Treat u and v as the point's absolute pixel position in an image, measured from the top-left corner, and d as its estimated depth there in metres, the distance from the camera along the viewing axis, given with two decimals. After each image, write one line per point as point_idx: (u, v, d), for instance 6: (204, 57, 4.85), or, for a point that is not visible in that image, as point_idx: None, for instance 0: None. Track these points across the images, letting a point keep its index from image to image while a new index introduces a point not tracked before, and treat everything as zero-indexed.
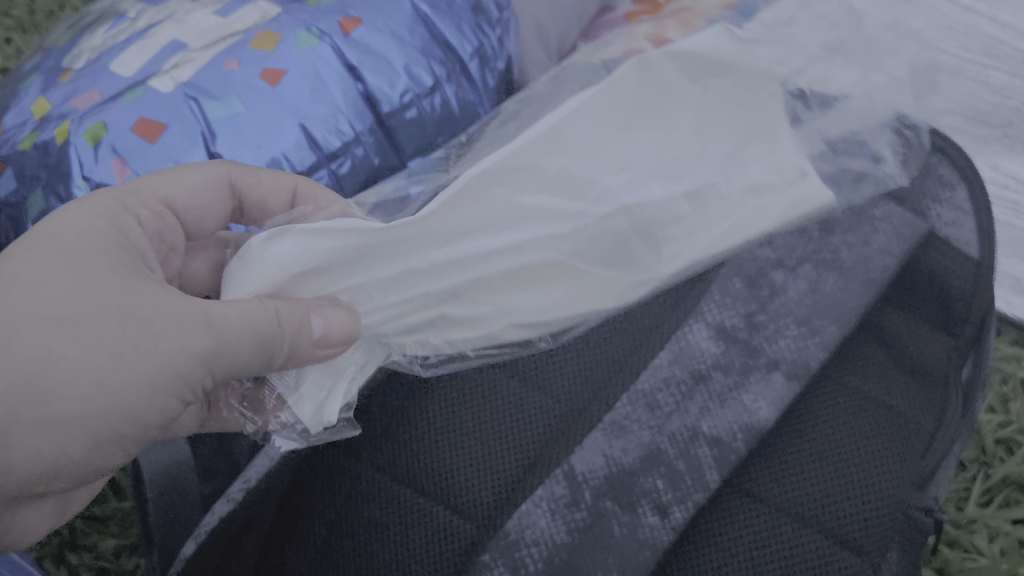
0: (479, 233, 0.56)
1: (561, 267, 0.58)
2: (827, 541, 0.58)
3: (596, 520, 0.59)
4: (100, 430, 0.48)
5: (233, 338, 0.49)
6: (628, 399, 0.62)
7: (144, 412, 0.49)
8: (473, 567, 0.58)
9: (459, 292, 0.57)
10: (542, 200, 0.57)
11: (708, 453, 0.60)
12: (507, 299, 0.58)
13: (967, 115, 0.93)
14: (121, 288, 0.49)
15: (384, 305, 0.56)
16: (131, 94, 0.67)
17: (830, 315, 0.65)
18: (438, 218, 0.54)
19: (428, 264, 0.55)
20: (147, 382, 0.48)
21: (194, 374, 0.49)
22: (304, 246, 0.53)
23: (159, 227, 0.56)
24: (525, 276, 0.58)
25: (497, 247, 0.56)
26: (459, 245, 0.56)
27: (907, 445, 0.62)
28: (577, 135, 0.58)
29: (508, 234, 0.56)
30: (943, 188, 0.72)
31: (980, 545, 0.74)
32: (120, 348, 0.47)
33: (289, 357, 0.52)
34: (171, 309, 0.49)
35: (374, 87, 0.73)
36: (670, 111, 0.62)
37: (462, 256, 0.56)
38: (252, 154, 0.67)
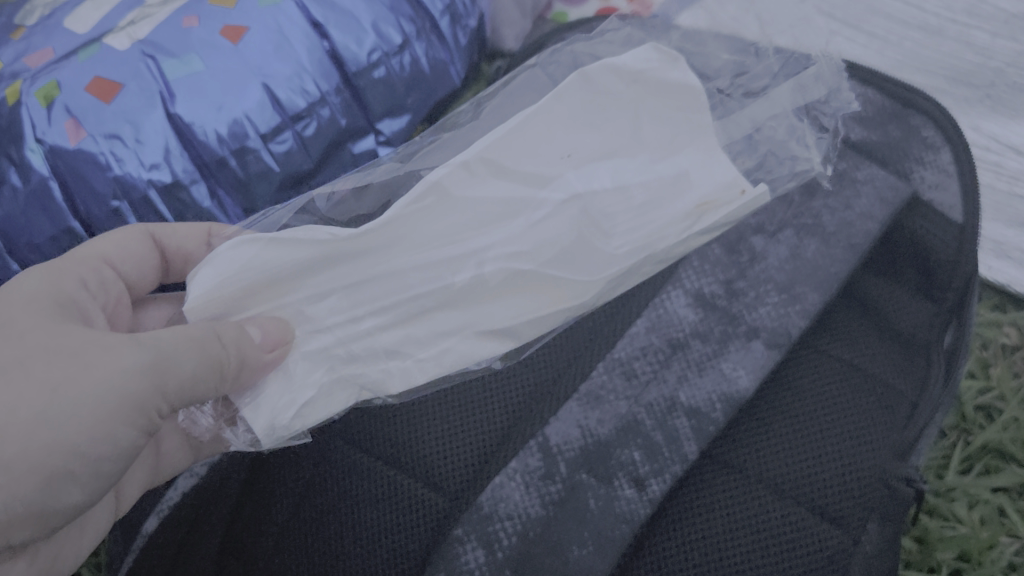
0: (442, 243, 0.59)
1: (525, 270, 0.59)
2: (805, 512, 0.57)
3: (571, 493, 0.57)
4: (49, 465, 0.45)
5: (171, 351, 0.48)
6: (605, 367, 0.61)
7: (97, 443, 0.46)
8: (444, 541, 0.56)
9: (428, 308, 0.58)
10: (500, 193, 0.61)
11: (686, 424, 0.59)
12: (478, 307, 0.58)
13: (948, 76, 0.93)
14: (43, 332, 0.48)
15: (354, 318, 0.57)
16: (85, 52, 0.65)
17: (811, 282, 0.63)
18: (402, 219, 0.58)
19: (394, 270, 0.58)
20: (91, 405, 0.46)
21: (141, 393, 0.47)
22: (256, 253, 0.54)
23: (100, 283, 0.56)
24: (497, 285, 0.59)
25: (461, 254, 0.59)
26: (428, 253, 0.58)
27: (887, 414, 0.61)
28: (529, 146, 0.63)
29: (470, 242, 0.59)
30: (926, 151, 0.69)
31: (960, 514, 0.74)
32: (53, 377, 0.45)
33: (241, 367, 0.51)
34: (100, 339, 0.48)
35: (340, 45, 0.70)
36: (609, 114, 0.66)
37: (430, 262, 0.58)
38: (212, 116, 0.64)
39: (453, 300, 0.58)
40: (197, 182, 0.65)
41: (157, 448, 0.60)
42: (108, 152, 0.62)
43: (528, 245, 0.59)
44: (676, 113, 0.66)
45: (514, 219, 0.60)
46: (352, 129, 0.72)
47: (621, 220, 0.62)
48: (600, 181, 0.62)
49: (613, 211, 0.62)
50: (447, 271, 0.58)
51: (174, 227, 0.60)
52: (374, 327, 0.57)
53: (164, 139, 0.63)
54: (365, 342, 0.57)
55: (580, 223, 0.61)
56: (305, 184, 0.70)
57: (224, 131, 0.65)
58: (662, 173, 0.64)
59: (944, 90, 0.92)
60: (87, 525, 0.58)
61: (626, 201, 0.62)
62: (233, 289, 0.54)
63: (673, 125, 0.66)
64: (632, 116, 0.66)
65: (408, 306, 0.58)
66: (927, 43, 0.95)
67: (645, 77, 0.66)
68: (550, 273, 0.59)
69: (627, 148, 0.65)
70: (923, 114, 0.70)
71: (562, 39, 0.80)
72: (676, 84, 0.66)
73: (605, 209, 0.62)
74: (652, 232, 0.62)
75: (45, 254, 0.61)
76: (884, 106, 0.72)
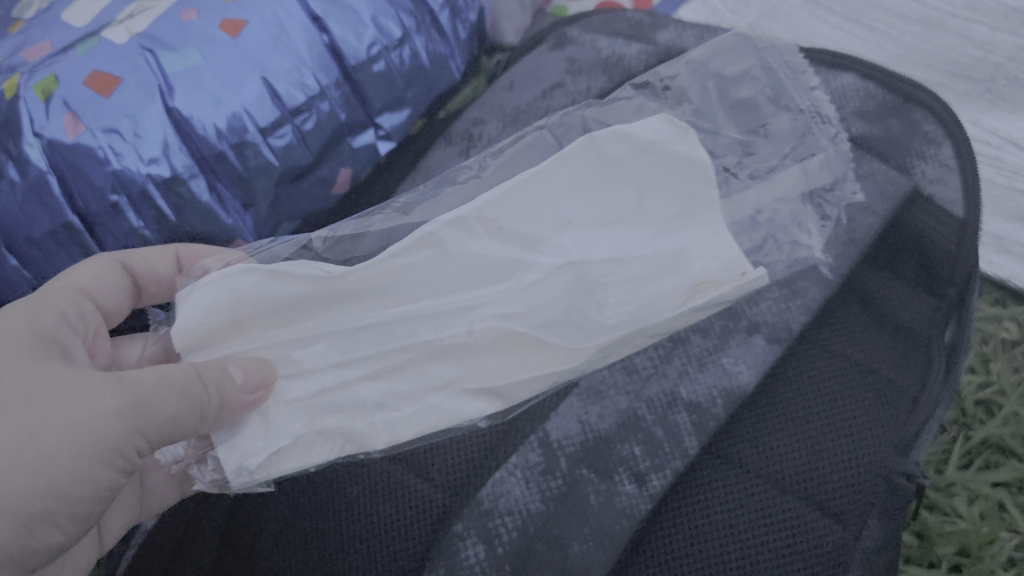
0: (433, 296, 0.59)
1: (513, 334, 0.58)
2: (805, 507, 0.57)
3: (572, 488, 0.57)
4: (26, 509, 0.46)
5: (148, 392, 0.49)
6: (605, 363, 0.61)
7: (74, 483, 0.48)
8: (445, 536, 0.56)
9: (413, 361, 0.57)
10: (490, 251, 0.60)
11: (687, 419, 0.59)
12: (467, 363, 0.58)
13: (949, 71, 0.92)
14: (24, 371, 0.49)
15: (336, 370, 0.57)
16: (84, 46, 0.64)
17: (813, 278, 0.63)
18: (394, 267, 0.58)
19: (382, 320, 0.58)
20: (66, 449, 0.47)
21: (117, 438, 0.48)
22: (253, 283, 0.56)
23: (77, 316, 0.57)
24: (483, 344, 0.58)
25: (452, 308, 0.58)
26: (418, 304, 0.58)
27: (889, 408, 0.60)
28: (528, 206, 0.62)
29: (462, 297, 0.59)
30: (928, 146, 0.70)
31: (960, 508, 0.74)
32: (31, 418, 0.47)
33: (222, 409, 0.52)
34: (80, 379, 0.49)
35: (340, 38, 0.70)
36: (614, 174, 0.64)
37: (419, 312, 0.58)
38: (212, 110, 0.64)
39: (440, 355, 0.58)
40: (197, 177, 0.64)
41: (142, 481, 0.63)
42: (106, 146, 0.61)
43: (519, 306, 0.58)
44: (688, 185, 0.64)
45: (505, 278, 0.60)
46: (352, 124, 0.71)
47: (616, 283, 0.60)
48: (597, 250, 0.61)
49: (609, 276, 0.60)
50: (437, 325, 0.58)
51: (144, 252, 0.60)
52: (357, 376, 0.57)
53: (163, 133, 0.63)
54: (346, 394, 0.56)
55: (574, 288, 0.60)
56: (305, 178, 0.69)
57: (223, 125, 0.64)
58: (661, 248, 0.62)
59: (944, 84, 0.92)
60: (67, 561, 0.59)
61: (625, 266, 0.61)
62: (217, 319, 0.56)
63: (679, 191, 0.64)
64: (637, 185, 0.64)
65: (392, 359, 0.57)
66: (926, 36, 0.95)
67: (656, 148, 0.64)
68: (537, 340, 0.58)
69: (630, 211, 0.63)
70: (924, 109, 0.71)
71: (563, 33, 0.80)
72: (682, 158, 0.64)
73: (602, 274, 0.60)
74: (651, 303, 0.60)
75: (43, 248, 0.61)
76: (885, 101, 0.72)
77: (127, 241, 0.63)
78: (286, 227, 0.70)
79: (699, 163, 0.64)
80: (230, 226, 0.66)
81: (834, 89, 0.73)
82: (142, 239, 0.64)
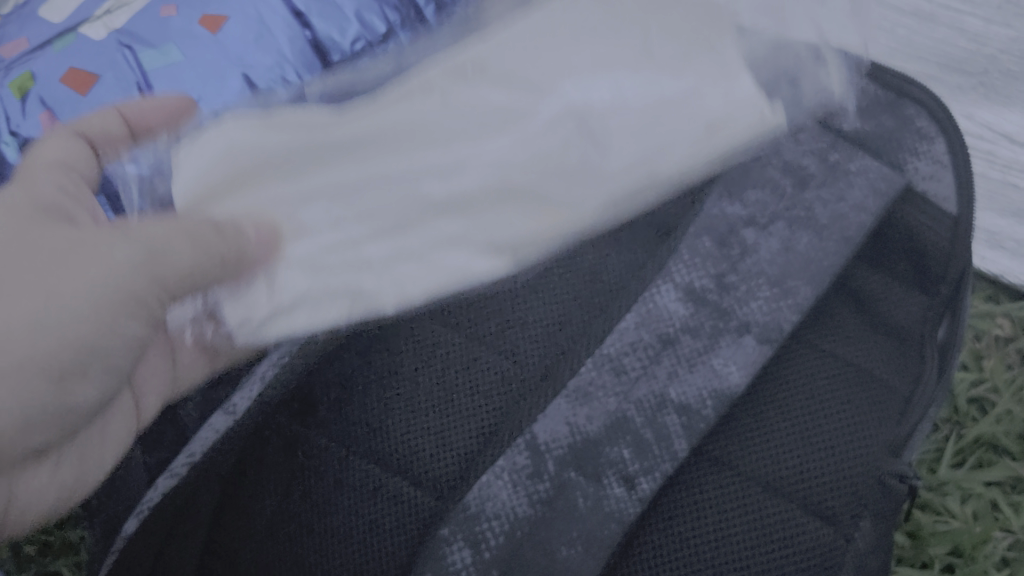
0: (425, 146, 0.60)
1: (500, 199, 0.60)
2: (798, 510, 0.57)
3: (559, 492, 0.56)
4: (63, 361, 0.52)
5: (164, 237, 0.52)
6: (593, 363, 0.59)
7: (100, 332, 0.53)
8: (431, 540, 0.55)
9: (409, 219, 0.59)
10: (486, 145, 0.60)
11: (676, 421, 0.58)
12: (456, 224, 0.59)
13: (941, 62, 0.92)
14: (46, 231, 0.53)
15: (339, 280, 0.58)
16: (61, 43, 0.64)
17: (805, 275, 0.62)
18: (383, 137, 0.60)
19: (374, 158, 0.59)
20: (88, 307, 0.51)
21: (145, 290, 0.53)
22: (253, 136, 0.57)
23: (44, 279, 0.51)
24: (468, 210, 0.59)
25: (447, 194, 0.59)
26: (412, 154, 0.60)
27: (883, 409, 0.60)
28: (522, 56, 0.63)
29: (455, 180, 0.60)
30: (920, 142, 0.68)
31: (952, 508, 0.76)
32: (47, 279, 0.51)
33: (240, 259, 0.55)
34: (85, 243, 0.52)
35: (323, 34, 0.68)
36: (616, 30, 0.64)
37: (412, 152, 0.60)
38: (190, 107, 0.63)
39: (433, 206, 0.59)
40: (176, 175, 0.62)
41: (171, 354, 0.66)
42: (83, 145, 0.60)
43: (509, 165, 0.60)
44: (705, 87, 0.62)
45: (503, 136, 0.61)
46: None
47: (595, 155, 0.61)
48: (598, 94, 0.62)
49: (583, 161, 0.61)
50: (433, 180, 0.60)
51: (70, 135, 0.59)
52: (361, 234, 0.58)
53: (141, 132, 0.61)
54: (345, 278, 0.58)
55: (551, 175, 0.60)
56: None
57: (202, 123, 0.62)
58: (637, 168, 0.62)
59: (935, 78, 0.92)
60: (105, 436, 0.63)
61: (604, 146, 0.62)
62: (218, 176, 0.57)
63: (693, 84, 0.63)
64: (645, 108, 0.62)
65: (397, 253, 0.59)
66: (918, 29, 0.94)
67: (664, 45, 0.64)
68: (517, 225, 0.59)
69: (635, 93, 0.63)
70: (917, 104, 0.69)
71: None
72: (718, 94, 0.62)
73: (583, 158, 0.61)
74: (617, 182, 0.61)
75: None
76: (878, 96, 0.70)
77: None
78: None
79: (748, 100, 0.62)
80: None
81: (829, 83, 0.69)
82: None
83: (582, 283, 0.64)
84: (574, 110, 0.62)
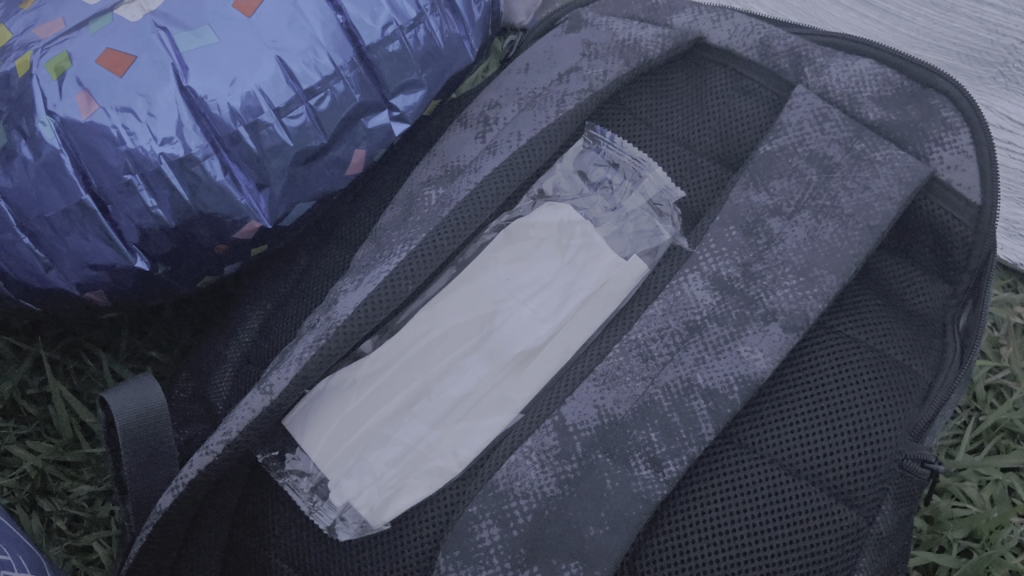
0: (445, 296, 0.65)
1: (467, 373, 0.63)
2: (820, 493, 0.59)
3: (586, 472, 0.58)
4: None
5: None
6: (620, 348, 0.60)
7: None
8: (460, 518, 0.57)
9: (406, 345, 0.64)
10: (493, 271, 0.66)
11: (703, 406, 0.58)
12: (431, 385, 0.63)
13: (962, 53, 0.93)
14: None
15: (363, 382, 0.63)
16: (97, 23, 0.63)
17: (830, 264, 0.61)
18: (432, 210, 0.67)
19: None
20: None
21: None
22: None
23: None
24: (440, 365, 0.63)
25: (442, 324, 0.64)
26: (431, 314, 0.65)
27: (906, 395, 0.61)
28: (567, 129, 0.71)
29: (439, 330, 0.64)
30: (945, 132, 0.65)
31: (970, 494, 0.79)
32: None
33: None
34: None
35: (355, 18, 0.67)
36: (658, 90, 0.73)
37: (426, 318, 0.65)
38: (226, 90, 0.63)
39: (414, 364, 0.63)
40: (211, 157, 0.64)
41: None
42: (120, 125, 0.61)
43: (480, 358, 0.63)
44: (727, 140, 0.69)
45: (488, 317, 0.64)
46: (368, 106, 0.69)
47: (558, 302, 0.64)
48: (603, 170, 0.70)
49: (548, 323, 0.64)
50: (433, 319, 0.65)
51: None
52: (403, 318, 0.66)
53: (177, 112, 0.62)
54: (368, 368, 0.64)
55: (516, 359, 0.63)
56: (319, 159, 0.68)
57: (237, 105, 0.63)
58: (593, 286, 0.65)
59: (954, 67, 0.93)
60: None
61: (575, 331, 0.64)
62: None
63: (715, 144, 0.69)
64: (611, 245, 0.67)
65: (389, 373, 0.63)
66: (938, 19, 0.94)
67: (705, 101, 0.71)
68: (483, 369, 0.63)
69: (599, 246, 0.66)
70: (942, 94, 0.67)
71: (578, 14, 0.76)
72: (710, 193, 0.68)
73: (547, 309, 0.64)
74: (581, 336, 0.64)
75: (56, 226, 0.64)
76: (903, 86, 0.67)
77: (141, 220, 0.64)
78: (299, 207, 0.69)
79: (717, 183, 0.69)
80: (243, 206, 0.66)
81: (849, 74, 0.68)
82: (155, 217, 0.64)
83: (596, 293, 0.65)
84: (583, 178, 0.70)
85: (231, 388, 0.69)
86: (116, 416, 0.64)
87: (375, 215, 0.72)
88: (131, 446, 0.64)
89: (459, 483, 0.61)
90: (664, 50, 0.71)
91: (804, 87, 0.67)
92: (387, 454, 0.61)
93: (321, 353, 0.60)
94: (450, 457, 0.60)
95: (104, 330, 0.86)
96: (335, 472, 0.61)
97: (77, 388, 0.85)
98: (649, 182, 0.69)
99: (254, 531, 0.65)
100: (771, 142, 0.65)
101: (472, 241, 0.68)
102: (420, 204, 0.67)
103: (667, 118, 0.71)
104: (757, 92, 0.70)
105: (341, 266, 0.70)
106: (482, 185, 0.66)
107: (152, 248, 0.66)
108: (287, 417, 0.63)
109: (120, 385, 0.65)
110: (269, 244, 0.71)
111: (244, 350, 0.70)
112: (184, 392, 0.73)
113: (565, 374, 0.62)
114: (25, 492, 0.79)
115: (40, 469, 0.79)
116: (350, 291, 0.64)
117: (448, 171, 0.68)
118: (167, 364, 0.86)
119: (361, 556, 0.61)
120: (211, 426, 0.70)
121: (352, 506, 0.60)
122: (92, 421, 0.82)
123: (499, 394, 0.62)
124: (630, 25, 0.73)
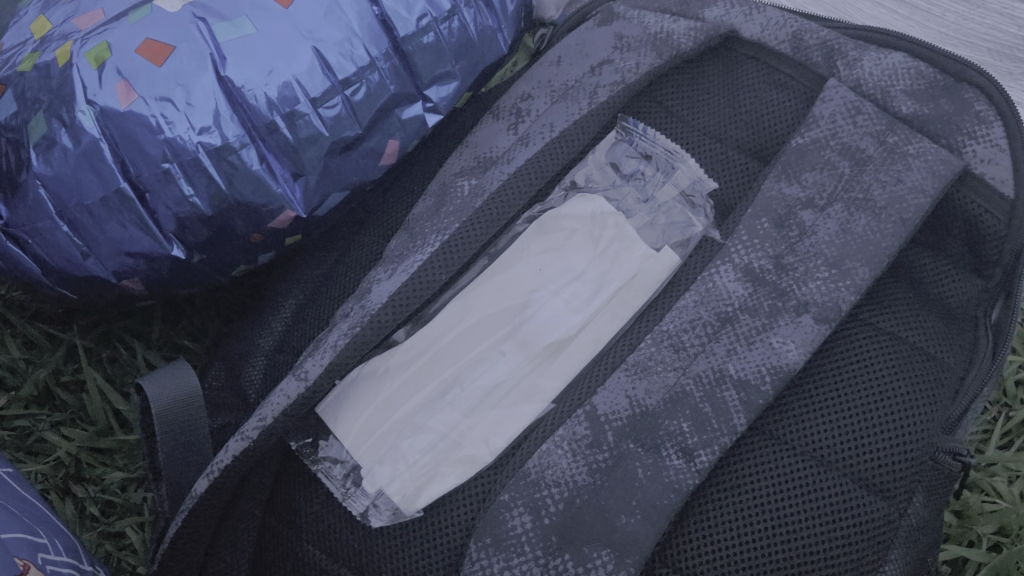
0: (478, 286, 0.66)
1: (499, 364, 0.63)
2: (851, 484, 0.59)
3: (618, 461, 0.58)
4: None
5: None
6: (652, 339, 0.60)
7: None
8: (492, 506, 0.58)
9: (439, 336, 0.65)
10: (524, 262, 0.66)
11: (735, 396, 0.58)
12: (463, 374, 0.63)
13: (990, 48, 0.94)
14: None
15: (395, 372, 0.64)
16: (136, 13, 0.64)
17: (862, 257, 0.61)
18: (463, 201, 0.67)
19: None
20: None
21: None
22: None
23: None
24: (472, 356, 0.64)
25: (475, 315, 0.65)
26: (463, 305, 0.66)
27: (937, 387, 0.61)
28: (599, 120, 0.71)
29: (472, 321, 0.65)
30: (979, 126, 0.65)
31: (1000, 488, 0.80)
32: None
33: None
34: None
35: (390, 10, 0.68)
36: (692, 84, 0.73)
37: (458, 309, 0.65)
38: (263, 80, 0.64)
39: (448, 354, 0.64)
40: (247, 147, 0.64)
41: None
42: (159, 115, 0.62)
43: (512, 348, 0.64)
44: (760, 134, 0.69)
45: (520, 308, 0.65)
46: (402, 97, 0.69)
47: (591, 293, 0.65)
48: (632, 163, 0.71)
49: (581, 314, 0.64)
50: (465, 309, 0.65)
51: None
52: (433, 308, 0.67)
53: (215, 102, 0.63)
54: (401, 357, 0.65)
55: (548, 349, 0.63)
56: (353, 150, 0.68)
57: (274, 95, 0.64)
58: (625, 276, 0.65)
59: (985, 63, 0.93)
60: None
61: (607, 322, 0.64)
62: None
63: (748, 138, 0.69)
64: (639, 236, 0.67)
65: (420, 363, 0.64)
66: (969, 15, 0.95)
67: (739, 94, 0.71)
68: (514, 359, 0.63)
69: (628, 237, 0.66)
70: (976, 88, 0.66)
71: (610, 7, 0.77)
72: (740, 186, 0.69)
73: (579, 301, 0.64)
74: (611, 328, 0.64)
75: (95, 214, 0.64)
76: (936, 80, 0.67)
77: (178, 208, 0.65)
78: (334, 197, 0.70)
79: (748, 175, 0.69)
80: (279, 195, 0.66)
81: (882, 67, 0.68)
82: (192, 206, 0.65)
83: (627, 287, 0.65)
84: (611, 169, 0.71)
85: (263, 377, 0.70)
86: (152, 400, 0.64)
87: (407, 205, 0.72)
88: (165, 432, 0.65)
89: (490, 471, 0.61)
90: (697, 43, 0.71)
91: (837, 80, 0.67)
92: (420, 442, 0.61)
93: (356, 340, 0.61)
94: (481, 446, 0.61)
95: (136, 319, 0.88)
96: (369, 462, 0.62)
97: (110, 376, 0.86)
98: (681, 174, 0.69)
99: (286, 517, 0.66)
100: (803, 135, 0.65)
101: (504, 232, 0.69)
102: (453, 195, 0.67)
103: (699, 113, 0.72)
104: (790, 86, 0.70)
105: (374, 256, 0.71)
106: (514, 177, 0.67)
107: (188, 237, 0.67)
108: (318, 407, 0.65)
109: (155, 372, 0.66)
110: (303, 234, 0.72)
111: (276, 339, 0.71)
112: (217, 380, 0.73)
113: (597, 364, 0.62)
114: (59, 477, 0.80)
115: (74, 455, 0.81)
116: (383, 281, 0.64)
117: (481, 163, 0.69)
118: (199, 353, 0.87)
119: (391, 543, 0.61)
120: (244, 414, 0.71)
121: (385, 493, 0.61)
122: (126, 408, 0.83)
123: (533, 385, 0.62)
124: (663, 18, 0.73)
